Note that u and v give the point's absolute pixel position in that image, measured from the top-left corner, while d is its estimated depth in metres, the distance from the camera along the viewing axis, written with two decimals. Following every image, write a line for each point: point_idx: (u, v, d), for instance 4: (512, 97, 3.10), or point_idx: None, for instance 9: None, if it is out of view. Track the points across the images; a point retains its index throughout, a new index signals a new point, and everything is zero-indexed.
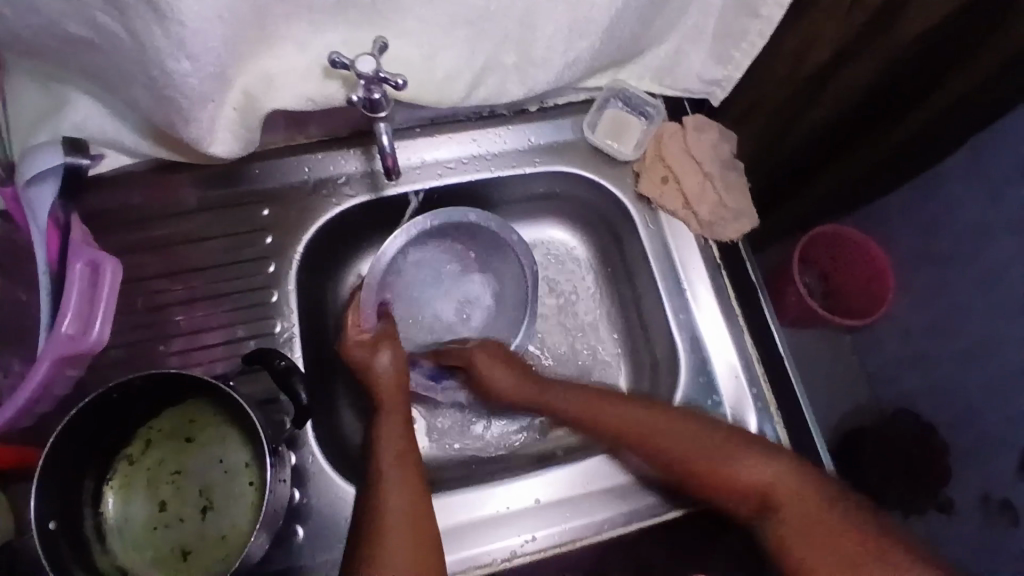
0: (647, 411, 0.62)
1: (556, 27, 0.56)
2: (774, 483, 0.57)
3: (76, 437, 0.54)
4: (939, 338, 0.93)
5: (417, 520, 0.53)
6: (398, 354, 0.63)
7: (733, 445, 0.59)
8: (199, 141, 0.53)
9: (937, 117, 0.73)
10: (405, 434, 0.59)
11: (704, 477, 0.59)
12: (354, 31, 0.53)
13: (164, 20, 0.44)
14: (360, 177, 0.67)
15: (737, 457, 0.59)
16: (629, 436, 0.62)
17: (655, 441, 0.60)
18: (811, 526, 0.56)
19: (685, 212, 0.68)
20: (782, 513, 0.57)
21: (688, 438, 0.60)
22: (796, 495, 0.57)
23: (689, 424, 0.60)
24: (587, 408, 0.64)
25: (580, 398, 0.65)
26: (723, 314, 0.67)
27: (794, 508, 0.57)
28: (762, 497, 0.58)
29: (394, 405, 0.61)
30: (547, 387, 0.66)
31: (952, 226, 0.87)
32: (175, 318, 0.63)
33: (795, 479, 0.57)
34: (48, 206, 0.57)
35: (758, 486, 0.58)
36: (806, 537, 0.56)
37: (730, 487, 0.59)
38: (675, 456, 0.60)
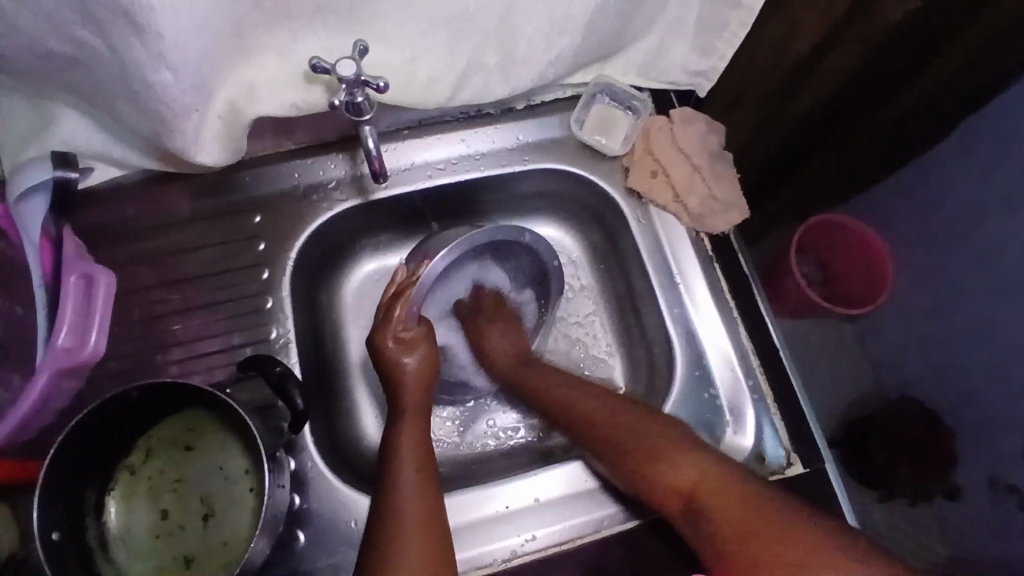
0: (584, 394, 0.63)
1: (537, 25, 0.57)
2: (709, 478, 0.53)
3: (76, 449, 0.55)
4: (939, 323, 0.92)
5: (425, 523, 0.53)
6: (430, 355, 0.62)
7: (657, 428, 0.58)
8: (184, 151, 0.53)
9: (922, 104, 0.72)
10: (424, 442, 0.58)
11: (636, 460, 0.57)
12: (334, 37, 0.53)
13: (143, 34, 0.44)
14: (350, 182, 0.68)
15: (633, 430, 0.58)
16: (579, 418, 0.62)
17: (588, 414, 0.61)
18: (734, 519, 0.50)
19: (676, 206, 0.68)
20: (706, 509, 0.52)
21: (595, 411, 0.61)
22: (725, 491, 0.52)
23: (620, 406, 0.61)
24: (559, 398, 0.64)
25: (543, 379, 0.66)
26: (717, 306, 0.67)
27: (722, 501, 0.51)
28: (691, 494, 0.54)
29: (417, 412, 0.60)
30: (533, 366, 0.67)
31: (947, 209, 0.87)
32: (171, 328, 0.63)
33: (719, 474, 0.53)
34: (41, 221, 0.58)
35: (687, 483, 0.54)
36: (728, 531, 0.50)
37: (650, 466, 0.56)
38: (603, 428, 0.60)
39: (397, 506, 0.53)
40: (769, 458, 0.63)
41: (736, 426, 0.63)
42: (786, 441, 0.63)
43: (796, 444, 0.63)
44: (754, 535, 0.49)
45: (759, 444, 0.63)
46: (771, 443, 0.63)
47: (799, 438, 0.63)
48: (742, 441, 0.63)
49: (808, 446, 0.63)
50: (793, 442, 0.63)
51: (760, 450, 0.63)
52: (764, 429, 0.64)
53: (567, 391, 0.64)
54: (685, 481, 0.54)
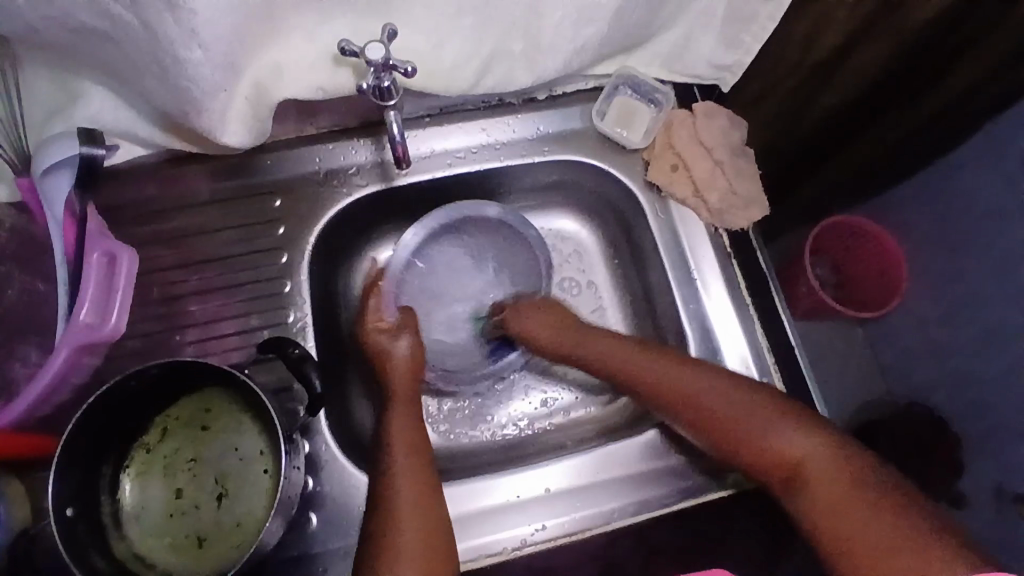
0: (675, 361, 0.62)
1: (564, 14, 0.57)
2: (820, 457, 0.55)
3: (95, 424, 0.55)
4: (954, 326, 0.92)
5: (420, 504, 0.54)
6: (415, 343, 0.65)
7: (768, 404, 0.59)
8: (210, 131, 0.54)
9: (952, 103, 0.71)
10: (416, 424, 0.60)
11: (743, 436, 0.58)
12: (362, 20, 0.53)
13: (174, 10, 0.44)
14: (370, 168, 0.68)
15: (758, 409, 0.58)
16: (667, 395, 0.61)
17: (688, 390, 0.60)
18: (843, 501, 0.52)
19: (695, 200, 0.68)
20: (814, 486, 0.54)
21: (701, 387, 0.60)
22: (833, 475, 0.54)
23: (726, 380, 0.60)
24: (636, 365, 0.63)
25: (625, 352, 0.65)
26: (734, 302, 0.67)
27: (831, 483, 0.54)
28: (795, 468, 0.56)
29: (407, 396, 0.62)
30: (582, 339, 0.67)
31: (965, 212, 0.86)
32: (190, 308, 0.64)
33: (835, 456, 0.55)
34: (66, 197, 0.58)
35: (794, 458, 0.56)
36: (839, 512, 0.52)
37: (765, 439, 0.57)
38: (705, 408, 0.59)
39: (392, 490, 0.54)
40: None
41: None
42: None
43: None
44: (862, 517, 0.51)
45: None
46: None
47: None
48: None
49: None
50: None
51: None
52: None
53: (632, 358, 0.64)
54: (798, 458, 0.56)
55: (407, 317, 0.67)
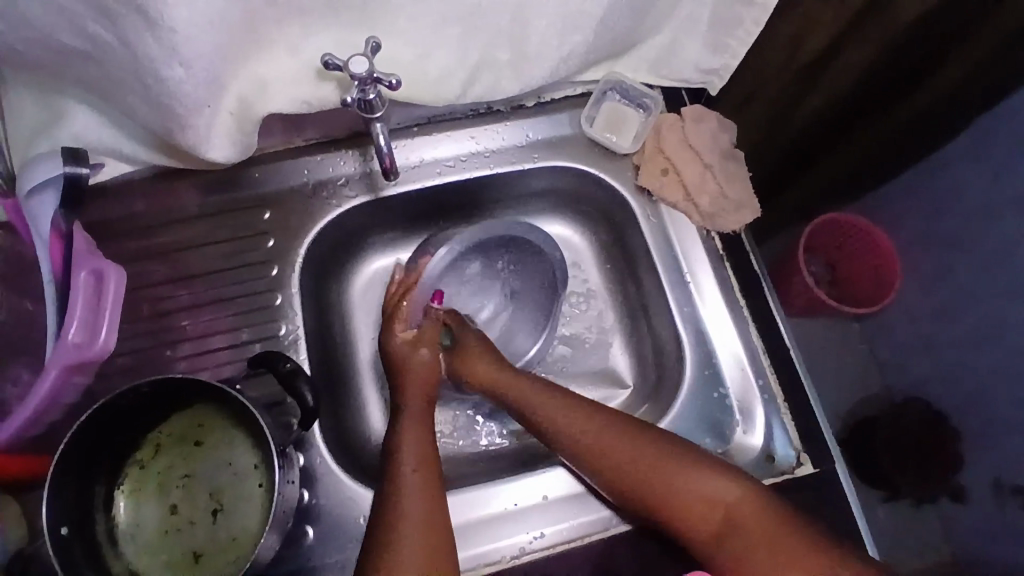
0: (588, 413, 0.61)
1: (549, 21, 0.56)
2: (740, 504, 0.54)
3: (87, 443, 0.55)
4: (948, 323, 0.92)
5: (430, 512, 0.54)
6: (435, 357, 0.65)
7: (686, 457, 0.57)
8: (195, 147, 0.53)
9: (942, 99, 0.71)
10: (428, 434, 0.59)
11: (660, 484, 0.56)
12: (347, 32, 0.53)
13: (155, 28, 0.44)
14: (360, 179, 0.67)
15: (666, 466, 0.57)
16: (581, 444, 0.60)
17: (604, 441, 0.59)
18: (773, 545, 0.51)
19: (686, 204, 0.68)
20: (740, 534, 0.53)
21: (613, 439, 0.59)
22: (759, 519, 0.53)
23: (635, 433, 0.59)
24: (545, 410, 0.62)
25: (552, 408, 0.62)
26: (727, 306, 0.67)
27: (757, 529, 0.52)
28: (726, 521, 0.54)
29: (423, 406, 0.62)
30: (523, 380, 0.64)
31: (957, 208, 0.86)
32: (181, 324, 0.63)
33: (762, 505, 0.54)
34: (51, 216, 0.57)
35: (721, 506, 0.55)
36: (760, 556, 0.52)
37: (678, 491, 0.56)
38: (612, 461, 0.58)
39: (402, 498, 0.54)
40: (778, 457, 0.62)
41: (746, 426, 0.63)
42: (797, 442, 0.63)
43: (805, 444, 0.63)
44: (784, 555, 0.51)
45: (769, 444, 0.63)
46: (781, 443, 0.63)
47: (809, 438, 0.63)
48: (751, 440, 0.63)
49: (819, 447, 0.63)
50: (803, 442, 0.63)
51: (770, 451, 0.63)
52: (773, 429, 0.63)
53: (554, 409, 0.61)
54: (717, 510, 0.55)
55: (429, 330, 0.65)
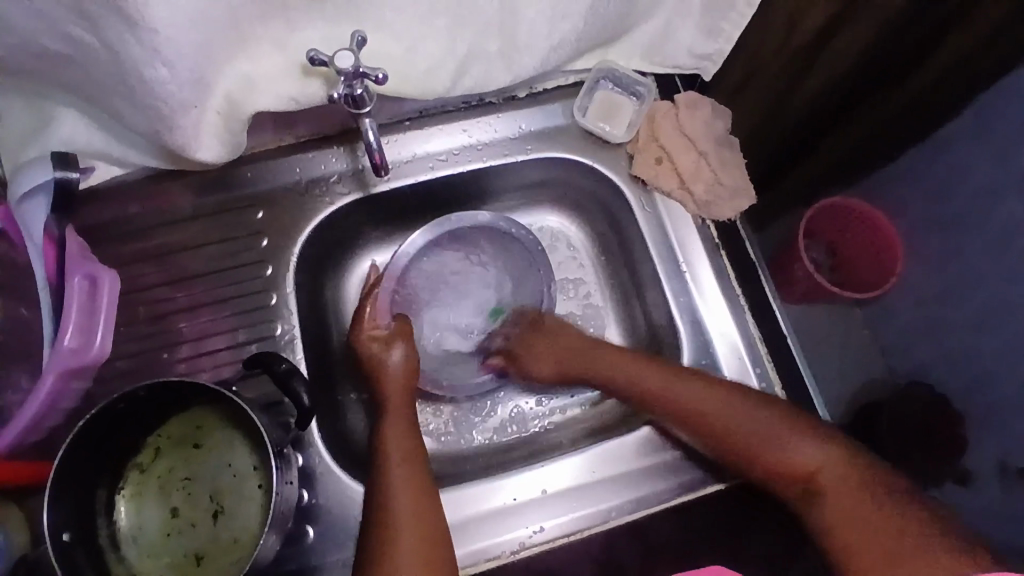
0: (708, 390, 0.61)
1: (538, 10, 0.56)
2: (828, 468, 0.56)
3: (86, 450, 0.55)
4: (950, 305, 0.91)
5: (421, 527, 0.52)
6: (410, 354, 0.64)
7: (783, 417, 0.59)
8: (184, 147, 0.53)
9: (942, 74, 0.70)
10: (411, 431, 0.59)
11: (765, 447, 0.58)
12: (333, 27, 0.52)
13: (136, 29, 0.44)
14: (351, 175, 0.67)
15: (764, 423, 0.59)
16: (685, 408, 0.61)
17: (699, 404, 0.60)
18: (852, 513, 0.54)
19: (681, 192, 0.67)
20: (833, 496, 0.55)
21: (721, 407, 0.60)
22: (851, 480, 0.55)
23: (747, 402, 0.60)
24: (655, 386, 0.62)
25: (639, 368, 0.63)
26: (724, 294, 0.66)
27: (850, 491, 0.55)
28: (812, 478, 0.57)
29: (402, 407, 0.61)
30: (605, 355, 0.66)
31: (959, 189, 0.85)
32: (177, 326, 0.63)
33: (850, 467, 0.56)
34: (42, 222, 0.58)
35: (813, 467, 0.57)
36: (848, 512, 0.54)
37: (783, 451, 0.58)
38: (721, 420, 0.60)
39: (392, 514, 0.53)
40: None
41: None
42: None
43: None
44: (861, 513, 0.53)
45: None
46: None
47: None
48: None
49: None
50: None
51: None
52: None
53: (648, 380, 0.62)
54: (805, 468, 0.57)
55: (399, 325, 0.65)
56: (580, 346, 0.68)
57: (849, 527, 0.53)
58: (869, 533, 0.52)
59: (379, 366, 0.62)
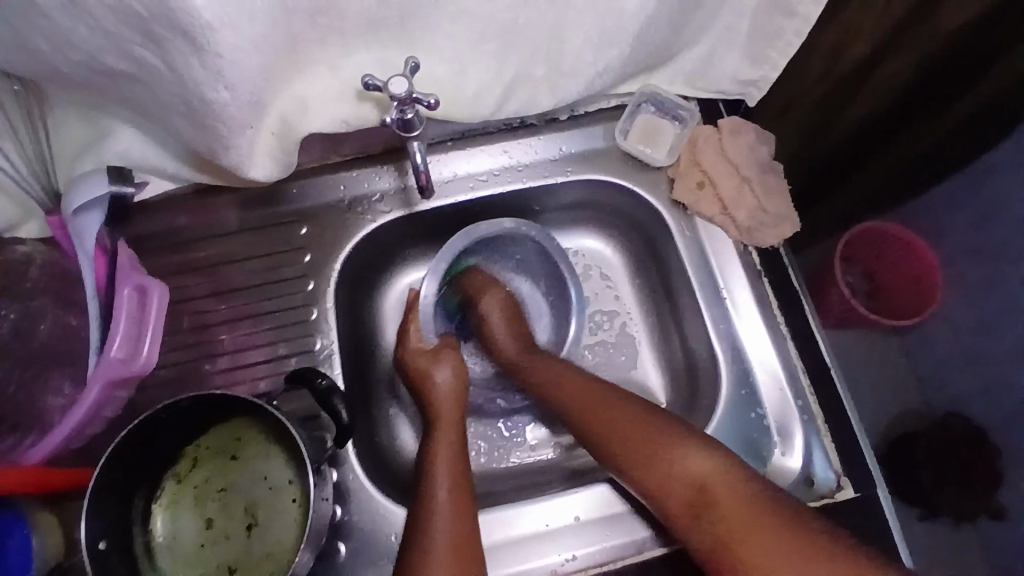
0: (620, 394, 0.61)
1: (586, 36, 0.56)
2: (711, 474, 0.54)
3: (125, 462, 0.56)
4: (992, 338, 0.89)
5: (460, 551, 0.52)
6: (458, 368, 0.64)
7: (653, 419, 0.58)
8: (237, 166, 0.54)
9: (984, 108, 0.69)
10: (461, 456, 0.58)
11: (647, 449, 0.56)
12: (385, 51, 0.53)
13: (200, 53, 0.44)
14: (394, 194, 0.68)
15: (643, 427, 0.58)
16: (585, 408, 0.61)
17: (594, 402, 0.61)
18: (743, 520, 0.51)
19: (724, 218, 0.67)
20: (718, 506, 0.53)
21: (620, 407, 0.60)
22: (733, 488, 0.53)
23: (631, 403, 0.60)
24: (567, 386, 0.63)
25: (558, 374, 0.64)
26: (766, 323, 0.66)
27: (733, 501, 0.52)
28: (699, 488, 0.54)
29: (454, 426, 0.60)
30: (535, 355, 0.66)
31: (1002, 220, 0.84)
32: (218, 338, 0.64)
33: (738, 476, 0.53)
34: (96, 232, 0.60)
35: (696, 476, 0.54)
36: (729, 523, 0.52)
37: (664, 462, 0.55)
38: (611, 422, 0.59)
39: (431, 535, 0.52)
40: (818, 481, 0.61)
41: (784, 447, 0.62)
42: (837, 464, 0.62)
43: (846, 467, 0.62)
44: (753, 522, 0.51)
45: (808, 466, 0.62)
46: (821, 465, 0.62)
47: (851, 462, 0.62)
48: (789, 463, 0.62)
49: (861, 470, 0.62)
50: (843, 465, 0.62)
51: (810, 473, 0.61)
52: (814, 450, 0.62)
53: (553, 370, 0.64)
54: (687, 482, 0.54)
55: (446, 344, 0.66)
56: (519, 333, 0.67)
57: (724, 534, 0.52)
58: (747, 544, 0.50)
59: (428, 386, 0.62)
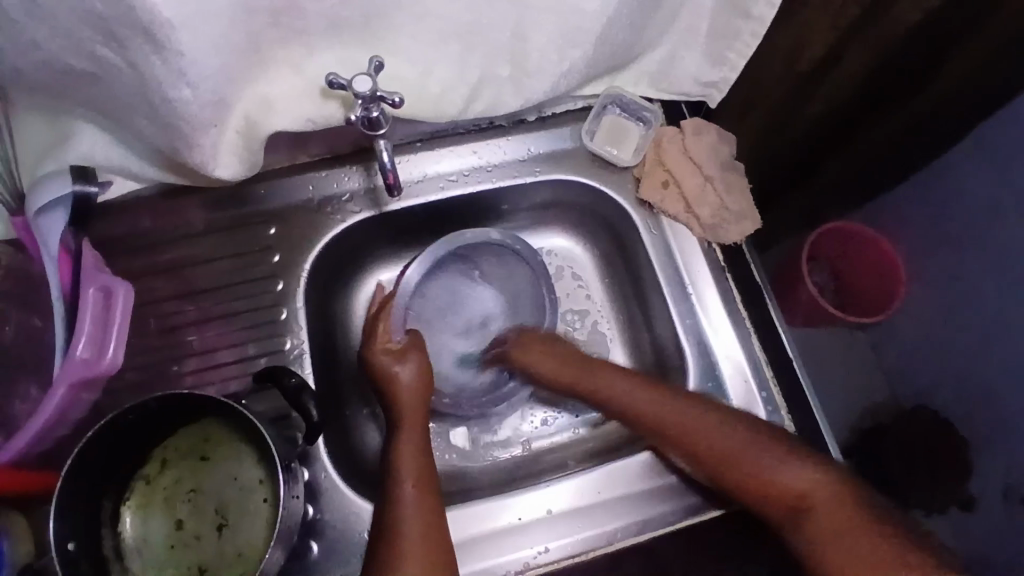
0: (714, 412, 0.60)
1: (549, 37, 0.57)
2: (818, 489, 0.54)
3: (93, 465, 0.55)
4: (951, 332, 0.92)
5: (428, 538, 0.53)
6: (421, 365, 0.64)
7: (742, 431, 0.58)
8: (202, 165, 0.54)
9: (937, 101, 0.72)
10: (425, 449, 0.59)
11: (744, 462, 0.57)
12: (350, 51, 0.54)
13: (162, 52, 0.45)
14: (363, 194, 0.68)
15: (731, 434, 0.58)
16: (647, 418, 0.61)
17: (667, 412, 0.61)
18: (852, 534, 0.51)
19: (687, 215, 0.68)
20: (822, 518, 0.53)
21: (701, 423, 0.59)
22: (844, 503, 0.53)
23: (713, 412, 0.60)
24: (635, 398, 0.62)
25: (633, 390, 0.63)
26: (730, 317, 0.67)
27: (843, 513, 0.53)
28: (802, 502, 0.55)
29: (417, 423, 0.61)
30: (601, 372, 0.65)
31: (959, 217, 0.86)
32: (187, 339, 0.64)
33: (846, 495, 0.54)
34: (59, 233, 0.59)
35: (799, 489, 0.55)
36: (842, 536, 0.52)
37: (766, 475, 0.56)
38: (683, 428, 0.60)
39: (400, 525, 0.53)
40: None
41: None
42: None
43: None
44: (853, 536, 0.51)
45: None
46: None
47: None
48: None
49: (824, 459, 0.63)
50: None
51: None
52: None
53: (619, 382, 0.64)
54: (791, 493, 0.55)
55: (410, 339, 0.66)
56: (571, 360, 0.67)
57: (834, 549, 0.52)
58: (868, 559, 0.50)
59: (391, 381, 0.63)
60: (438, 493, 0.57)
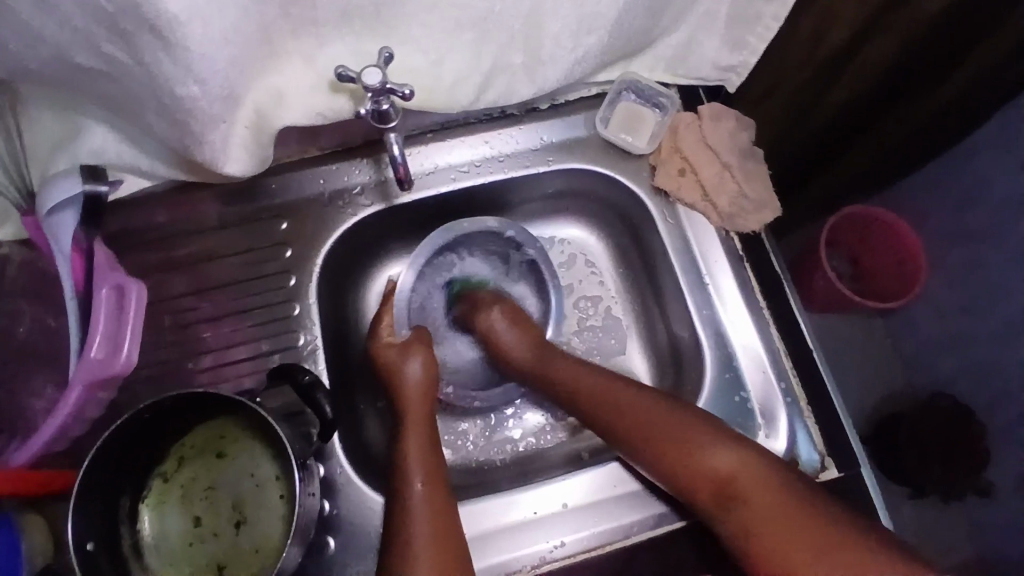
0: (637, 396, 0.60)
1: (564, 24, 0.55)
2: (741, 470, 0.53)
3: (111, 465, 0.55)
4: (972, 318, 0.90)
5: (441, 538, 0.52)
6: (428, 361, 0.63)
7: (671, 415, 0.58)
8: (211, 162, 0.54)
9: (967, 88, 0.69)
10: (432, 448, 0.58)
11: (673, 448, 0.56)
12: (360, 43, 0.52)
13: (168, 47, 0.44)
14: (373, 187, 0.67)
15: (659, 418, 0.58)
16: (588, 397, 0.62)
17: (602, 393, 0.61)
18: (773, 514, 0.50)
19: (705, 204, 0.67)
20: (743, 498, 0.52)
21: (633, 402, 0.60)
22: (762, 482, 0.52)
23: (644, 396, 0.60)
24: (580, 380, 0.63)
25: (577, 372, 0.63)
26: (748, 308, 0.66)
27: (761, 492, 0.51)
28: (725, 484, 0.53)
29: (422, 423, 0.60)
30: (551, 356, 0.65)
31: (981, 202, 0.84)
32: (201, 335, 0.64)
33: (766, 472, 0.52)
34: (71, 232, 0.58)
35: (722, 472, 0.53)
36: (758, 514, 0.50)
37: (689, 460, 0.55)
38: (619, 408, 0.60)
39: (409, 526, 0.53)
40: (803, 461, 0.62)
41: (769, 431, 0.62)
42: (821, 445, 0.62)
43: (830, 448, 0.62)
44: (774, 513, 0.50)
45: (793, 448, 0.62)
46: (805, 447, 0.62)
47: (834, 443, 0.62)
48: (775, 445, 0.62)
49: (844, 452, 0.62)
50: (827, 446, 0.62)
51: (794, 456, 0.62)
52: (798, 433, 0.62)
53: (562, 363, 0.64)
54: (714, 474, 0.54)
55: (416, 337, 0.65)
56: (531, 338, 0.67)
57: (750, 533, 0.50)
58: (781, 537, 0.48)
59: (399, 382, 0.62)
60: (449, 492, 0.56)
